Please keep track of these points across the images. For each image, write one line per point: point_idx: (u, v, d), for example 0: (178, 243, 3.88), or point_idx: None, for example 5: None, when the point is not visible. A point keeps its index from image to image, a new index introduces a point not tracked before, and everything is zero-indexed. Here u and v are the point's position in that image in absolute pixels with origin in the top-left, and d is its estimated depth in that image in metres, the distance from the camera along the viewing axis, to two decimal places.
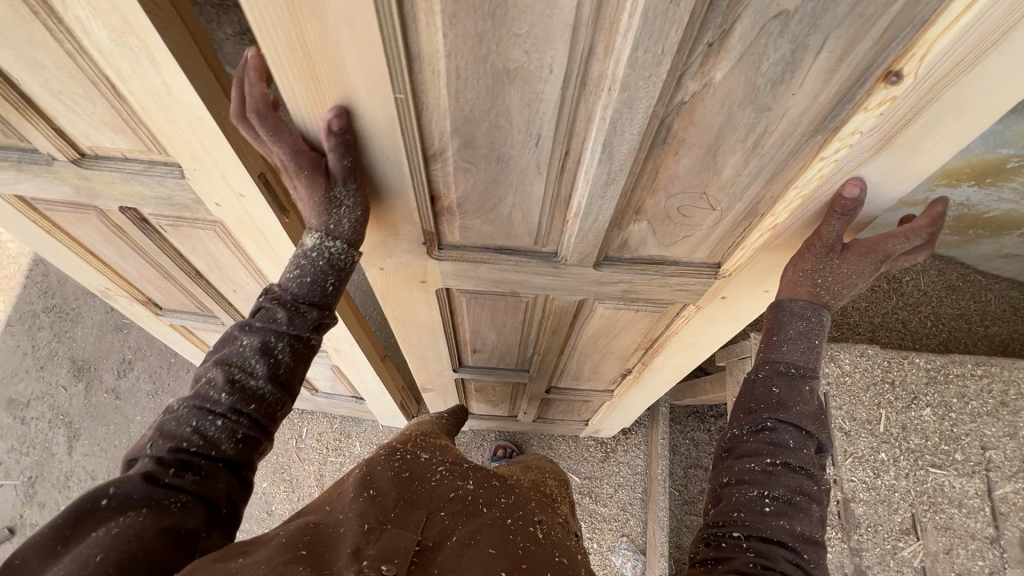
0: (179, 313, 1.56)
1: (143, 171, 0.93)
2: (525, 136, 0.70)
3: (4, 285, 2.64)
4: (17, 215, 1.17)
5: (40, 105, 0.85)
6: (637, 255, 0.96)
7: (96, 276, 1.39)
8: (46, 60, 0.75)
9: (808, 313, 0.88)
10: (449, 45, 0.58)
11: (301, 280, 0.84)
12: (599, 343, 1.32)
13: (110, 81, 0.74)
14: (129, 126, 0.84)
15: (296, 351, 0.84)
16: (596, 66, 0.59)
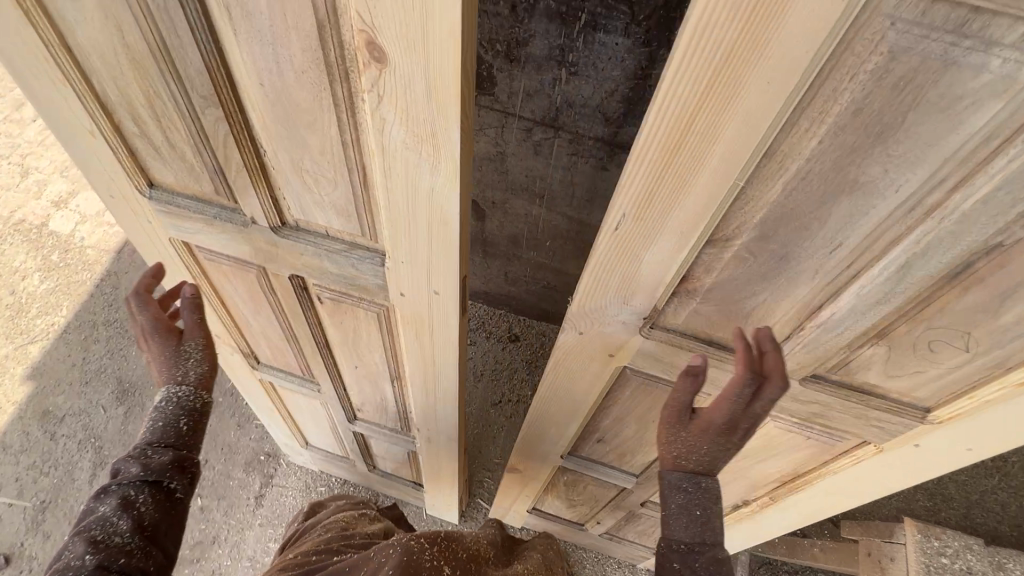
0: (275, 370, 1.51)
1: (342, 250, 0.94)
2: (824, 242, 0.68)
3: (70, 287, 2.59)
4: (173, 258, 1.17)
5: (271, 175, 0.86)
6: (852, 378, 0.88)
7: (215, 324, 1.37)
8: (313, 146, 0.77)
9: (683, 484, 0.87)
10: (817, 149, 0.59)
11: (154, 427, 0.95)
12: (738, 466, 1.23)
13: (376, 174, 0.76)
14: (358, 212, 0.86)
15: (160, 504, 0.91)
16: (939, 197, 0.59)
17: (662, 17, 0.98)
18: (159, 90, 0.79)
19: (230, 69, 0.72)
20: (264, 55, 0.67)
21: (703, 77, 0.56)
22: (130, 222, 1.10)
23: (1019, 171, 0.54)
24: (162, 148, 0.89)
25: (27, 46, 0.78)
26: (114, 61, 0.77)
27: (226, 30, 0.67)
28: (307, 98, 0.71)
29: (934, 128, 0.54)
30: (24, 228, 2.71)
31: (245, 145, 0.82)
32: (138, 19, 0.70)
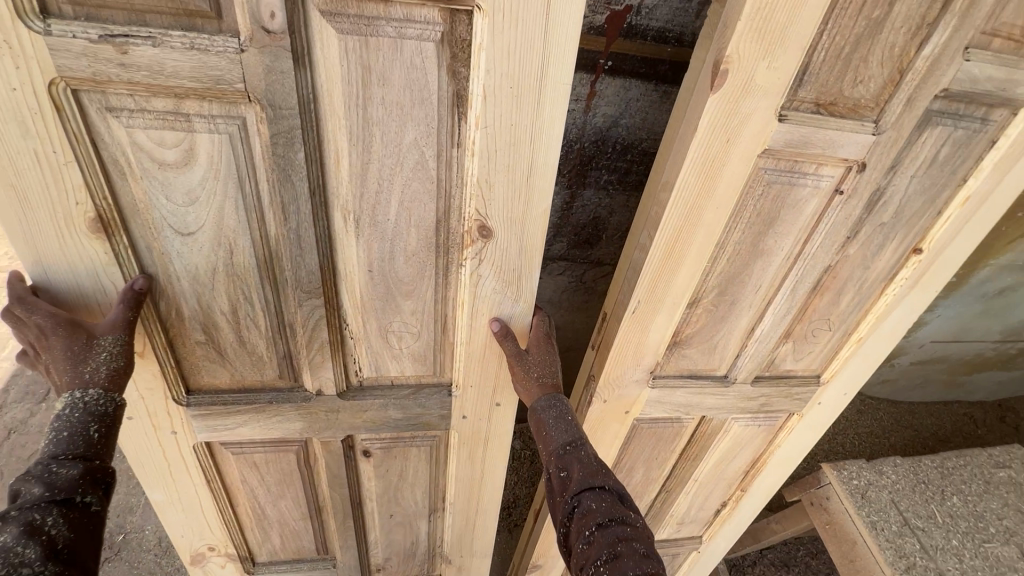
0: (276, 563, 1.39)
1: (409, 394, 1.07)
2: (752, 287, 1.12)
3: None
4: (184, 470, 1.09)
5: (348, 344, 0.98)
6: (778, 370, 1.32)
7: (213, 534, 1.24)
8: (407, 307, 0.95)
9: (552, 402, 0.96)
10: (740, 237, 1.03)
11: (55, 437, 0.78)
12: (718, 471, 1.56)
13: (462, 319, 0.97)
14: (433, 353, 1.03)
15: (75, 523, 0.75)
16: (801, 248, 1.07)
17: (580, 169, 1.39)
18: (250, 295, 0.88)
19: (339, 265, 0.87)
20: (381, 248, 0.86)
21: (684, 212, 0.95)
22: (139, 443, 1.02)
23: (830, 228, 1.05)
24: (229, 347, 0.94)
25: (100, 284, 0.82)
26: (208, 279, 0.85)
27: (348, 236, 0.84)
28: (410, 273, 0.91)
29: (791, 215, 1.02)
30: None
31: (334, 324, 0.94)
32: (256, 241, 0.82)
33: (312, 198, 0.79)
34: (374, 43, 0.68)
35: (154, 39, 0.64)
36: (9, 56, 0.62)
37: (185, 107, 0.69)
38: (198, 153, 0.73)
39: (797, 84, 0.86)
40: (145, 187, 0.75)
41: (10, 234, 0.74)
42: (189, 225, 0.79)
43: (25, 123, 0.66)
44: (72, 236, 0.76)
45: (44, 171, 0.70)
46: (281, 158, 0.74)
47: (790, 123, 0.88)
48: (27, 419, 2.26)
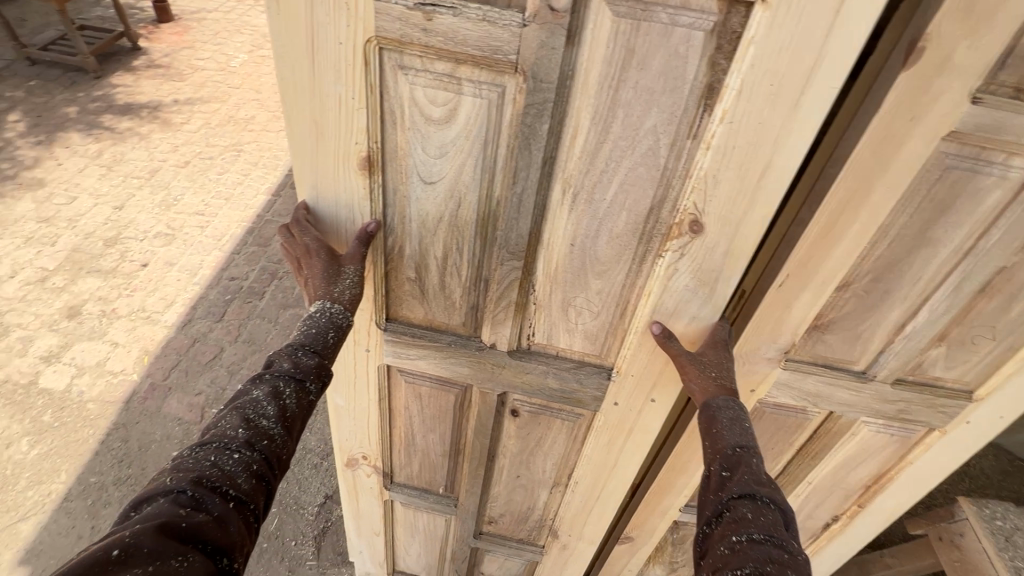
0: (408, 488, 1.59)
1: (571, 367, 1.20)
2: (911, 278, 1.10)
3: (70, 448, 2.27)
4: (365, 384, 1.32)
5: (526, 306, 1.13)
6: (924, 376, 1.27)
7: (368, 444, 1.47)
8: (596, 285, 1.08)
9: (729, 404, 1.00)
10: (905, 223, 1.03)
11: (307, 330, 1.00)
12: (836, 478, 1.52)
13: (643, 302, 1.07)
14: (605, 336, 1.15)
15: (302, 401, 0.94)
16: (974, 242, 1.05)
17: None
18: (461, 247, 1.07)
19: (548, 235, 1.02)
20: (589, 225, 1.00)
21: (847, 191, 0.99)
22: (345, 358, 1.28)
23: (1012, 223, 1.01)
24: (430, 288, 1.15)
25: (351, 215, 1.07)
26: (433, 226, 1.06)
27: (562, 209, 0.99)
28: (611, 253, 1.03)
29: (970, 204, 1.00)
30: (6, 389, 2.40)
31: (524, 287, 1.10)
32: (481, 196, 1.00)
33: (545, 168, 0.94)
34: (645, 27, 0.79)
35: (462, 15, 0.82)
36: (345, 17, 0.85)
37: (460, 73, 0.88)
38: (460, 113, 0.92)
39: (997, 67, 0.86)
40: (408, 137, 0.96)
41: (303, 161, 1.02)
42: (433, 174, 0.99)
43: (342, 67, 0.90)
44: (343, 171, 1.01)
45: (341, 113, 0.95)
46: (527, 126, 0.90)
47: (984, 105, 0.88)
48: (207, 333, 2.74)
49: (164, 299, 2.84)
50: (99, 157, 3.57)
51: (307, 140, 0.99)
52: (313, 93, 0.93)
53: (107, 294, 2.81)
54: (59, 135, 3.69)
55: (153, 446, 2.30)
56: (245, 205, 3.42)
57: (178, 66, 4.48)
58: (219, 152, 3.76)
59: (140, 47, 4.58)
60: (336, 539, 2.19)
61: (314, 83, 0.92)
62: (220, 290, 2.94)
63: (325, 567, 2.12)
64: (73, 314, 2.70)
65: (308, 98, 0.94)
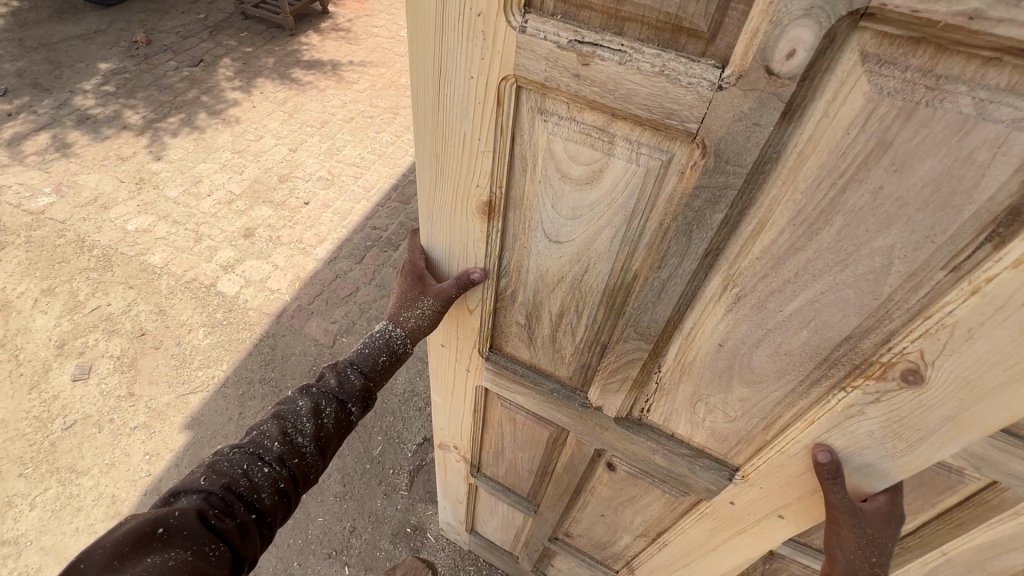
0: (491, 481, 1.64)
1: (685, 455, 1.03)
2: None
3: (232, 345, 2.69)
4: (462, 395, 1.37)
5: (648, 383, 0.97)
6: None
7: (461, 438, 1.54)
8: (743, 394, 0.85)
9: None
10: None
11: (362, 350, 1.16)
12: (983, 558, 1.33)
13: (794, 431, 0.83)
14: (737, 441, 0.94)
15: (337, 420, 1.11)
16: None
17: None
18: (580, 310, 0.93)
19: (693, 327, 0.82)
20: (748, 332, 0.76)
21: None
22: (445, 372, 1.33)
23: None
24: (540, 336, 1.05)
25: (463, 253, 0.99)
26: (552, 283, 0.92)
27: (718, 305, 0.76)
28: (770, 369, 0.78)
29: None
30: (194, 286, 2.90)
31: (647, 366, 0.93)
32: (614, 264, 0.82)
33: (704, 258, 0.72)
34: (925, 114, 0.48)
35: (631, 65, 0.59)
36: (480, 47, 0.69)
37: (613, 127, 0.67)
38: (605, 176, 0.72)
39: None
40: (539, 190, 0.80)
41: (425, 190, 0.94)
42: (560, 235, 0.83)
43: (468, 105, 0.76)
44: (460, 210, 0.92)
45: (464, 150, 0.82)
46: (693, 212, 0.67)
47: None
48: (349, 271, 3.06)
49: (318, 235, 3.22)
50: (283, 105, 4.10)
51: (428, 171, 0.90)
52: (437, 126, 0.82)
53: (275, 223, 3.25)
54: (257, 81, 4.29)
55: (293, 360, 2.65)
56: (394, 164, 3.74)
57: (356, 32, 4.97)
58: (379, 113, 4.13)
59: (328, 11, 5.15)
60: (427, 479, 2.38)
61: (443, 117, 0.80)
62: (364, 236, 3.26)
63: (413, 501, 2.32)
64: (248, 236, 3.16)
65: (432, 129, 0.83)
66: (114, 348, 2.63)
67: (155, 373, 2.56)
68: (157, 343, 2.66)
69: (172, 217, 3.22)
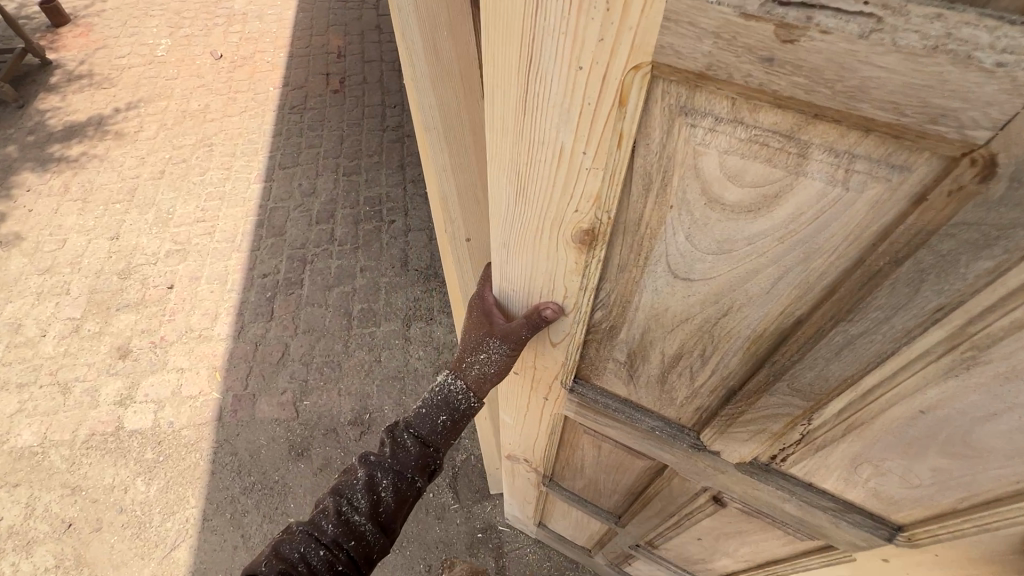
0: (563, 488, 1.47)
1: (831, 509, 0.76)
2: None
3: (187, 476, 2.28)
4: (536, 419, 1.12)
5: (790, 437, 0.70)
6: None
7: (531, 453, 1.32)
8: (941, 462, 0.59)
9: None
10: None
11: (420, 410, 1.01)
12: None
13: (1019, 507, 0.55)
14: (917, 506, 0.67)
15: (396, 492, 0.99)
16: None
17: None
18: (708, 355, 0.67)
19: (878, 385, 0.55)
20: (978, 403, 0.50)
21: None
22: (518, 398, 1.07)
23: None
24: (644, 377, 0.78)
25: (547, 284, 0.69)
26: (671, 325, 0.65)
27: (932, 364, 0.49)
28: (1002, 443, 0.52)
29: None
30: (97, 444, 2.36)
31: (795, 421, 0.67)
32: (782, 309, 0.55)
33: (934, 324, 0.45)
34: None
35: (885, 40, 0.30)
36: (598, 24, 0.38)
37: (805, 134, 0.39)
38: (784, 204, 0.44)
39: None
40: (672, 216, 0.51)
41: (493, 210, 0.64)
42: (693, 274, 0.56)
43: (575, 113, 0.45)
44: (548, 241, 0.61)
45: (555, 169, 0.51)
46: (938, 255, 0.40)
47: None
48: (266, 333, 2.67)
49: (207, 314, 2.74)
50: (67, 193, 3.28)
51: (504, 191, 0.59)
52: (521, 135, 0.51)
53: (148, 325, 2.70)
54: (13, 178, 3.36)
55: (264, 453, 2.32)
56: (242, 200, 3.21)
57: (102, 71, 4.02)
58: (191, 152, 3.47)
59: (51, 60, 4.09)
60: (468, 481, 2.30)
61: (529, 123, 0.49)
62: (258, 291, 2.82)
63: (468, 506, 2.24)
64: (126, 355, 2.60)
65: (508, 134, 0.51)
66: (44, 560, 2.09)
67: (115, 556, 2.10)
68: (96, 523, 2.18)
69: (13, 382, 2.53)
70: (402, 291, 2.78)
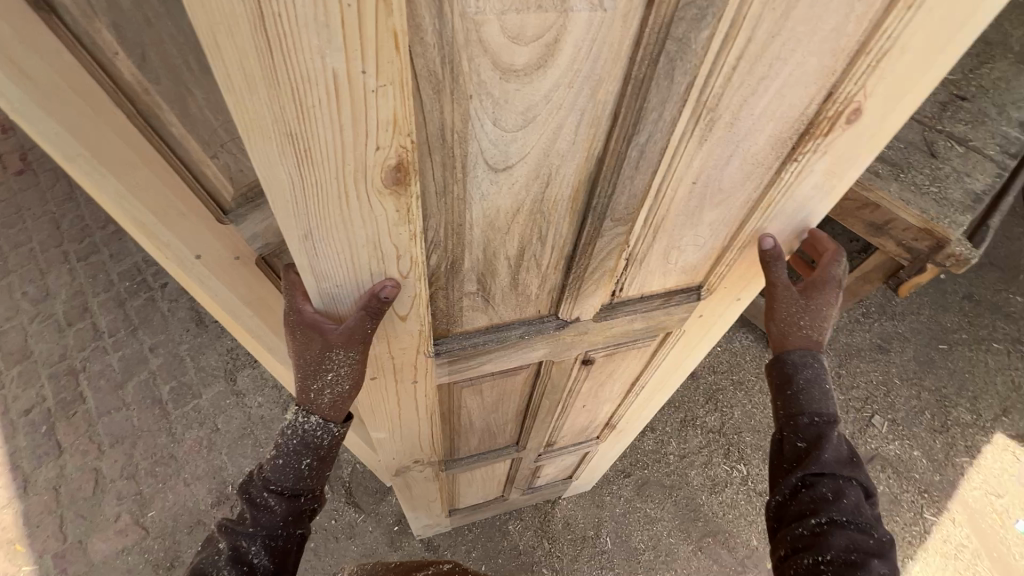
0: (465, 459, 1.44)
1: (660, 304, 0.95)
2: None
3: None
4: (412, 409, 1.04)
5: (624, 266, 0.83)
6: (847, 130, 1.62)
7: (418, 451, 1.23)
8: (711, 217, 0.79)
9: (809, 360, 0.95)
10: None
11: (276, 460, 0.91)
12: None
13: (755, 215, 0.79)
14: (703, 262, 0.89)
15: (269, 555, 0.90)
16: None
17: None
18: (544, 233, 0.74)
19: (663, 181, 0.68)
20: (722, 153, 0.67)
21: None
22: (382, 397, 0.96)
23: None
24: (499, 293, 0.83)
25: (373, 253, 0.65)
26: (505, 222, 0.70)
27: (691, 141, 0.64)
28: (736, 178, 0.72)
29: None
30: None
31: (620, 253, 0.80)
32: (586, 155, 0.63)
33: (683, 103, 0.58)
34: None
35: None
36: None
37: None
38: (564, 46, 0.50)
39: None
40: (474, 104, 0.54)
41: (276, 193, 0.55)
42: (509, 156, 0.60)
43: (328, 24, 0.42)
44: (355, 200, 0.57)
45: (336, 102, 0.48)
46: (677, 42, 0.52)
47: None
48: (64, 475, 2.13)
49: None
50: None
51: (283, 163, 0.52)
52: (281, 76, 0.45)
53: None
54: None
55: None
56: None
57: None
58: None
59: None
60: (364, 486, 2.19)
61: (286, 55, 0.44)
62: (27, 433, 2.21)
63: (374, 509, 2.14)
64: None
65: (264, 82, 0.45)
66: None
67: None
68: None
69: None
70: (211, 349, 2.41)
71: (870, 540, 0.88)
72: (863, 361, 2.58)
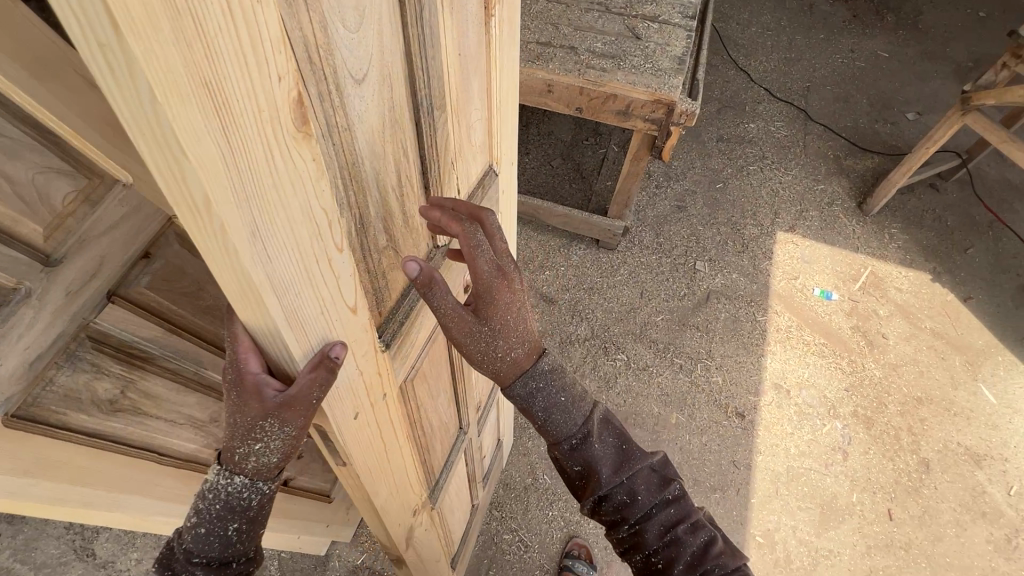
0: (443, 475, 1.39)
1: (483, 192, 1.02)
2: None
3: None
4: (395, 439, 0.96)
5: (454, 161, 0.86)
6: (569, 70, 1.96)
7: (411, 489, 1.13)
8: (476, 88, 0.85)
9: (535, 389, 1.04)
10: None
11: (196, 531, 0.79)
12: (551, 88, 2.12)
13: (491, 75, 0.88)
14: (485, 141, 0.97)
15: None
16: None
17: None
18: (404, 150, 0.71)
19: (445, 59, 0.71)
20: (462, 20, 0.72)
21: None
22: (366, 439, 0.83)
23: None
24: (401, 236, 0.79)
25: (312, 227, 0.55)
26: (381, 144, 0.66)
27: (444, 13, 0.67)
28: (474, 47, 0.79)
29: None
30: None
31: (448, 150, 0.82)
32: (404, 47, 0.63)
33: None
34: None
35: None
36: None
37: None
38: None
39: None
40: (328, 1, 0.49)
41: (211, 177, 0.41)
42: (363, 63, 0.57)
43: None
44: (279, 158, 0.47)
45: (231, 20, 0.38)
46: None
47: None
48: None
49: None
50: None
51: (209, 130, 0.40)
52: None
53: None
54: None
55: None
56: None
57: None
58: None
59: None
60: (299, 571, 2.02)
61: None
62: None
63: None
64: None
65: (169, 11, 0.34)
66: None
67: None
68: None
69: None
70: (46, 536, 1.99)
71: (668, 511, 1.10)
72: (671, 222, 3.04)
